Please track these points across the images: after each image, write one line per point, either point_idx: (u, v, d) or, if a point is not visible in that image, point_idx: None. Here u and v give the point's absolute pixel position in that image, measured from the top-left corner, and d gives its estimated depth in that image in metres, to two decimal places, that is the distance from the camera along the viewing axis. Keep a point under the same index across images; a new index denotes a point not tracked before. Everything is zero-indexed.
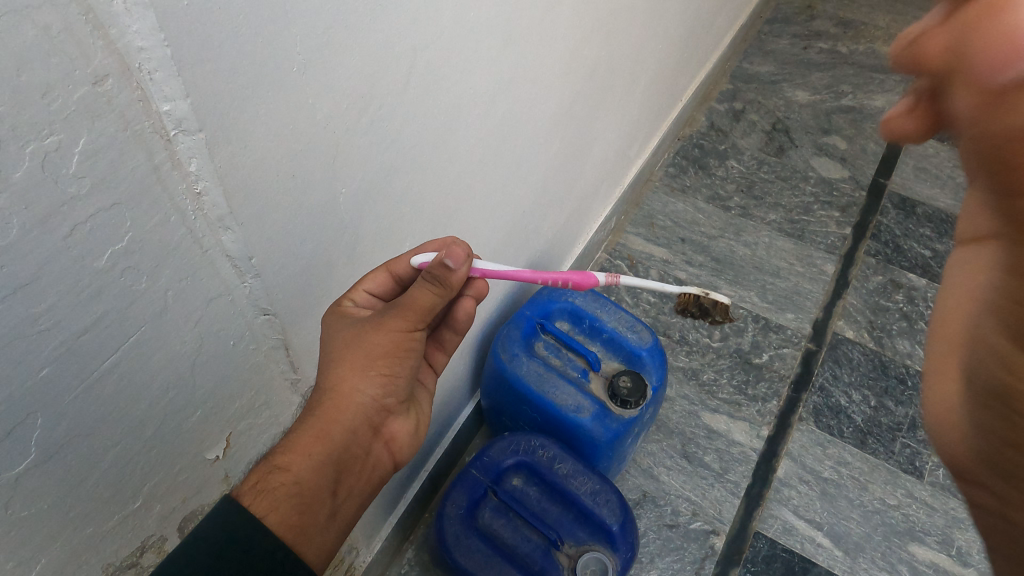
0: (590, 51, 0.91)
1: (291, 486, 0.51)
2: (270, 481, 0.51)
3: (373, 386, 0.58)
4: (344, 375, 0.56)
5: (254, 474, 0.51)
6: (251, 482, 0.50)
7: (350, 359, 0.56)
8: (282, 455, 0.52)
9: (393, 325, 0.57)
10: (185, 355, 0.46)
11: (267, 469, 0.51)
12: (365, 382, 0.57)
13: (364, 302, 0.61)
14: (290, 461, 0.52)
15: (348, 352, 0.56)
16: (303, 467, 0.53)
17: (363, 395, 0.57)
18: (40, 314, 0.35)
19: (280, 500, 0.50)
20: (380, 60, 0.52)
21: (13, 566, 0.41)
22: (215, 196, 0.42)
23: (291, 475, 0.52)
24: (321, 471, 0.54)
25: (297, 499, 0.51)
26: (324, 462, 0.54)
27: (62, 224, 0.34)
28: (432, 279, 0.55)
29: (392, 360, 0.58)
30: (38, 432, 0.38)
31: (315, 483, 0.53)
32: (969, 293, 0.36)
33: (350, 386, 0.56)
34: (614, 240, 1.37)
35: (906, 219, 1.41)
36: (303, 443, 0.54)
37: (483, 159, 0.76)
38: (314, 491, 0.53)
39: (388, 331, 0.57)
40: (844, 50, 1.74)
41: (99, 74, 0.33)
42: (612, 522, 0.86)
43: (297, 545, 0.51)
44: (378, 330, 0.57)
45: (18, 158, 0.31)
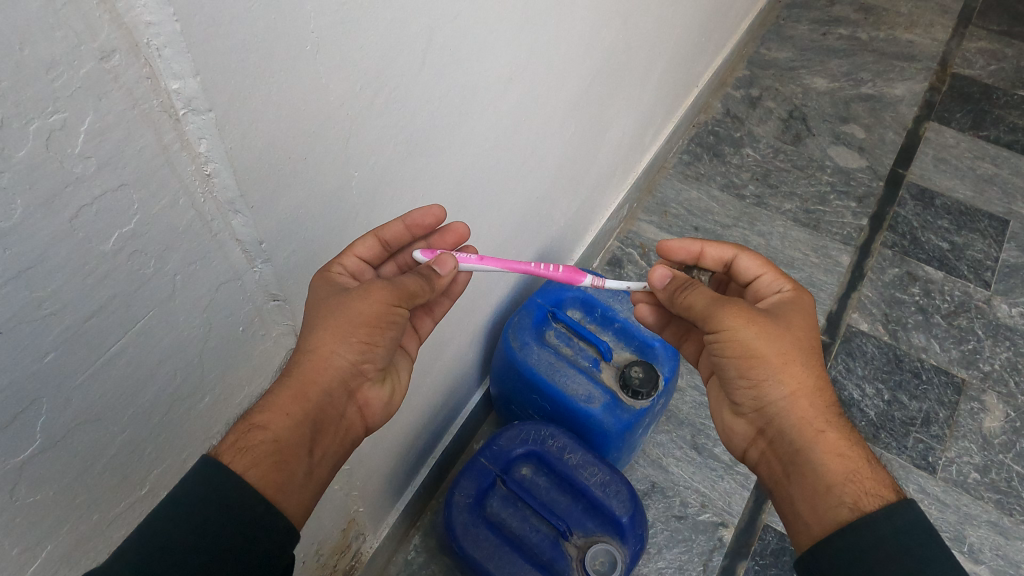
0: (607, 35, 0.89)
1: (270, 443, 0.49)
2: (249, 439, 0.49)
3: (352, 350, 0.54)
4: (324, 336, 0.53)
5: (232, 432, 0.49)
6: (232, 440, 0.49)
7: (333, 322, 0.53)
8: (259, 413, 0.50)
9: (381, 295, 0.54)
10: (193, 342, 0.45)
11: (245, 427, 0.49)
12: (346, 347, 0.54)
13: (351, 270, 0.57)
14: (267, 420, 0.50)
15: (332, 315, 0.53)
16: (282, 426, 0.51)
17: (342, 360, 0.54)
18: (43, 298, 0.34)
19: (260, 458, 0.49)
20: (396, 40, 0.50)
21: (19, 553, 0.41)
22: (225, 178, 0.41)
23: (270, 433, 0.50)
24: (299, 431, 0.52)
25: (275, 457, 0.49)
26: (302, 421, 0.52)
27: (67, 206, 0.33)
28: (422, 274, 0.57)
29: (374, 330, 0.54)
30: (43, 419, 0.37)
31: (295, 441, 0.51)
32: (769, 339, 0.60)
33: (329, 349, 0.53)
34: (627, 227, 1.35)
35: (924, 210, 1.38)
36: (281, 402, 0.51)
37: (497, 145, 0.74)
38: (293, 451, 0.51)
39: (375, 300, 0.54)
40: (865, 36, 1.71)
41: (106, 50, 0.31)
42: (621, 514, 0.85)
43: (276, 500, 0.49)
44: (364, 298, 0.53)
45: (22, 136, 0.29)
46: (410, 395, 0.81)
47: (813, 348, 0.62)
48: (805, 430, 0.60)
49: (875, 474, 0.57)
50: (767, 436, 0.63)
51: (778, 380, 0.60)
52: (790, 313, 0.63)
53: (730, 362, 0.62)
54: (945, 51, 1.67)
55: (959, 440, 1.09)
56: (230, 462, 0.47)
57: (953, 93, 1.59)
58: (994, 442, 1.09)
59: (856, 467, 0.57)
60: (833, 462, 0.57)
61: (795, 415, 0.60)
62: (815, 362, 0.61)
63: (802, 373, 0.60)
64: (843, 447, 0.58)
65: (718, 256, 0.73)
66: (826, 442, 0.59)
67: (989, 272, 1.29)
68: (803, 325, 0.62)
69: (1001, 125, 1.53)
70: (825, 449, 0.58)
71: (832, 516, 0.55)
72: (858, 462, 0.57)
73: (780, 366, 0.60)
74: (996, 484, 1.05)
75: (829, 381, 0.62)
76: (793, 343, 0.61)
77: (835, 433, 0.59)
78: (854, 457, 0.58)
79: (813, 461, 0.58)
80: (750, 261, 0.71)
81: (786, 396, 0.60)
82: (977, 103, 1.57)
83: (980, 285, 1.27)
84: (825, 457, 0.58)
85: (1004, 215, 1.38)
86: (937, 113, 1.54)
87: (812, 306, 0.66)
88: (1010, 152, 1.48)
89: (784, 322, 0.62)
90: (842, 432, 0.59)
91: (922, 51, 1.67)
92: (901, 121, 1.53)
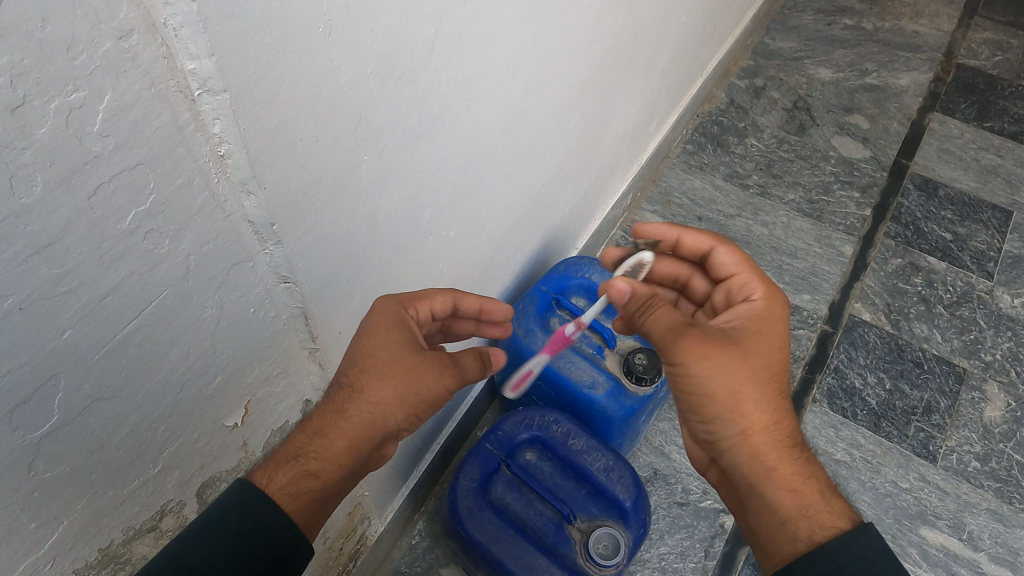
0: (614, 22, 0.89)
1: (316, 491, 0.55)
2: (301, 485, 0.54)
3: (405, 417, 0.59)
4: (389, 401, 0.58)
5: (284, 475, 0.53)
6: (283, 483, 0.53)
7: (403, 388, 0.58)
8: (314, 461, 0.55)
9: (447, 382, 0.61)
10: (206, 322, 0.46)
11: (299, 472, 0.54)
12: (402, 414, 0.59)
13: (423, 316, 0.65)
14: (319, 468, 0.55)
15: (405, 381, 0.59)
16: (331, 474, 0.56)
17: (393, 424, 0.59)
18: (62, 274, 0.34)
19: (306, 503, 0.54)
20: (406, 24, 0.50)
21: (37, 528, 0.42)
22: (238, 159, 0.41)
23: (320, 481, 0.55)
24: (341, 479, 0.57)
25: (317, 503, 0.55)
26: (347, 472, 0.57)
27: (86, 183, 0.33)
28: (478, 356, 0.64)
29: (427, 408, 0.61)
30: (60, 395, 0.38)
31: (335, 487, 0.56)
32: (724, 375, 0.59)
33: (390, 412, 0.58)
34: (630, 217, 1.36)
35: (927, 201, 1.38)
36: (335, 453, 0.56)
37: (503, 132, 0.75)
38: (330, 496, 0.56)
39: (441, 383, 0.60)
40: (870, 26, 1.70)
41: (124, 29, 0.31)
42: (626, 498, 0.86)
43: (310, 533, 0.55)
44: (434, 379, 0.60)
45: (43, 113, 0.30)
46: None
47: (768, 375, 0.60)
48: (755, 466, 0.59)
49: (827, 506, 0.57)
50: (720, 467, 0.63)
51: (731, 419, 0.60)
52: (752, 339, 0.62)
53: (686, 395, 0.61)
54: (950, 41, 1.67)
55: (959, 430, 1.10)
56: (285, 504, 0.53)
57: (958, 84, 1.58)
58: (995, 431, 1.10)
59: (808, 502, 0.57)
60: (784, 499, 0.58)
61: (746, 452, 0.60)
62: (771, 393, 0.60)
63: (755, 409, 0.59)
64: (795, 481, 0.58)
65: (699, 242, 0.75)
66: (778, 478, 0.59)
67: (992, 263, 1.30)
68: (761, 354, 0.61)
69: (1006, 116, 1.53)
70: (776, 486, 0.58)
71: (783, 554, 0.56)
72: (811, 495, 0.58)
73: (733, 404, 0.59)
74: (996, 472, 1.06)
75: (785, 410, 0.61)
76: (747, 380, 0.59)
77: (786, 469, 0.59)
78: (805, 491, 0.58)
79: (764, 498, 0.59)
80: (728, 254, 0.73)
81: (737, 434, 0.60)
82: (981, 94, 1.57)
83: (983, 276, 1.28)
84: (777, 493, 0.58)
85: (1008, 206, 1.38)
86: (942, 104, 1.54)
87: (782, 329, 0.64)
88: (1014, 143, 1.48)
89: (743, 357, 0.60)
90: (794, 465, 0.59)
91: (927, 41, 1.66)
92: (905, 111, 1.53)
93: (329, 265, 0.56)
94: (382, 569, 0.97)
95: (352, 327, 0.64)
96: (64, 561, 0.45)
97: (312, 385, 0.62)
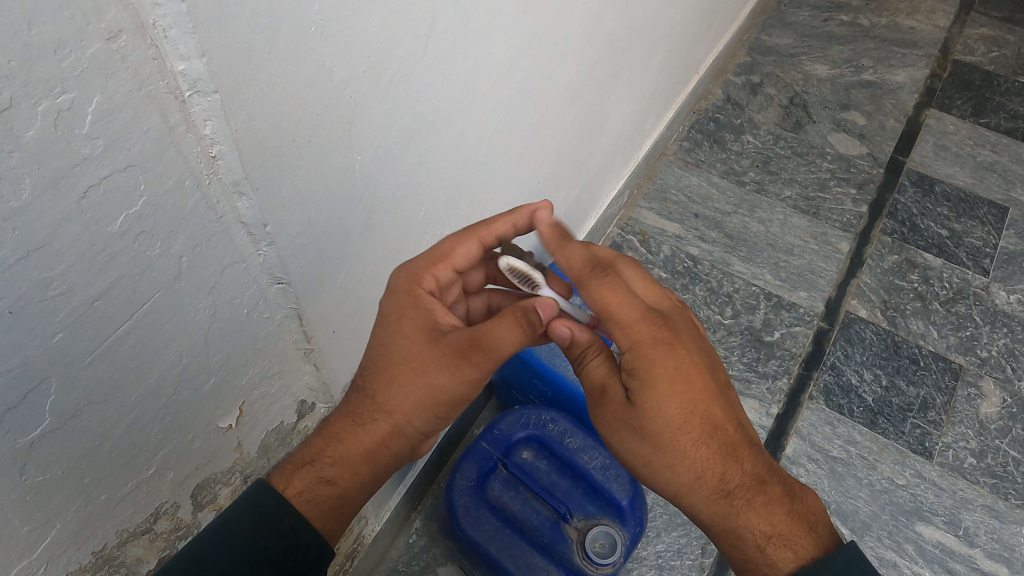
0: (610, 19, 0.89)
1: (335, 499, 0.55)
2: (318, 493, 0.54)
3: (426, 420, 0.57)
4: (405, 408, 0.56)
5: (301, 483, 0.53)
6: (301, 491, 0.53)
7: (416, 393, 0.55)
8: (330, 467, 0.55)
9: (469, 377, 0.55)
10: (199, 323, 0.45)
11: (316, 480, 0.54)
12: (421, 418, 0.57)
13: (447, 274, 0.60)
14: (336, 476, 0.55)
15: (418, 384, 0.55)
16: (348, 482, 0.55)
17: (413, 427, 0.57)
18: (52, 277, 0.34)
19: (325, 512, 0.54)
20: (398, 24, 0.50)
21: (28, 533, 0.41)
22: (230, 160, 0.41)
23: (337, 489, 0.55)
24: (361, 487, 0.57)
25: (336, 510, 0.55)
26: (366, 480, 0.57)
27: (75, 186, 0.33)
28: (516, 321, 0.54)
29: (451, 406, 0.57)
30: (51, 399, 0.37)
31: (355, 495, 0.56)
32: (631, 446, 0.56)
33: (406, 419, 0.57)
34: (627, 215, 1.35)
35: (924, 197, 1.38)
36: (351, 462, 0.56)
37: (499, 130, 0.75)
38: (350, 502, 0.56)
39: (459, 378, 0.55)
40: (866, 22, 1.70)
41: (113, 30, 0.31)
42: (621, 497, 0.86)
43: (332, 539, 0.55)
44: (451, 375, 0.55)
45: (31, 116, 0.30)
46: None
47: (669, 434, 0.54)
48: (698, 518, 0.58)
49: (767, 558, 0.55)
50: None
51: (657, 482, 0.58)
52: (639, 400, 0.54)
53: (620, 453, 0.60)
54: (946, 37, 1.67)
55: (955, 426, 1.10)
56: (304, 512, 0.52)
57: (954, 80, 1.58)
58: (990, 428, 1.10)
59: (748, 554, 0.55)
60: (729, 548, 0.57)
61: (686, 506, 0.58)
62: (678, 453, 0.55)
63: (671, 472, 0.56)
64: (733, 534, 0.56)
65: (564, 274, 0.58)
66: (717, 530, 0.57)
67: (988, 259, 1.30)
68: (653, 416, 0.54)
69: (1002, 112, 1.53)
70: (720, 537, 0.57)
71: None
72: (750, 548, 0.55)
73: (650, 472, 0.57)
74: (992, 469, 1.06)
75: (705, 461, 0.55)
76: (650, 447, 0.55)
77: (724, 521, 0.56)
78: (745, 544, 0.56)
79: (717, 541, 0.59)
80: (591, 300, 0.56)
81: (670, 492, 0.58)
82: (977, 90, 1.57)
83: (979, 272, 1.28)
84: (723, 543, 0.57)
85: (1003, 202, 1.39)
86: (938, 100, 1.54)
87: (672, 372, 0.54)
88: (1010, 139, 1.49)
89: (639, 424, 0.55)
90: (731, 516, 0.56)
91: (923, 37, 1.66)
92: (901, 108, 1.52)
93: (327, 267, 0.56)
94: (379, 567, 0.97)
95: (347, 326, 0.64)
96: (58, 565, 0.45)
97: (306, 386, 0.62)
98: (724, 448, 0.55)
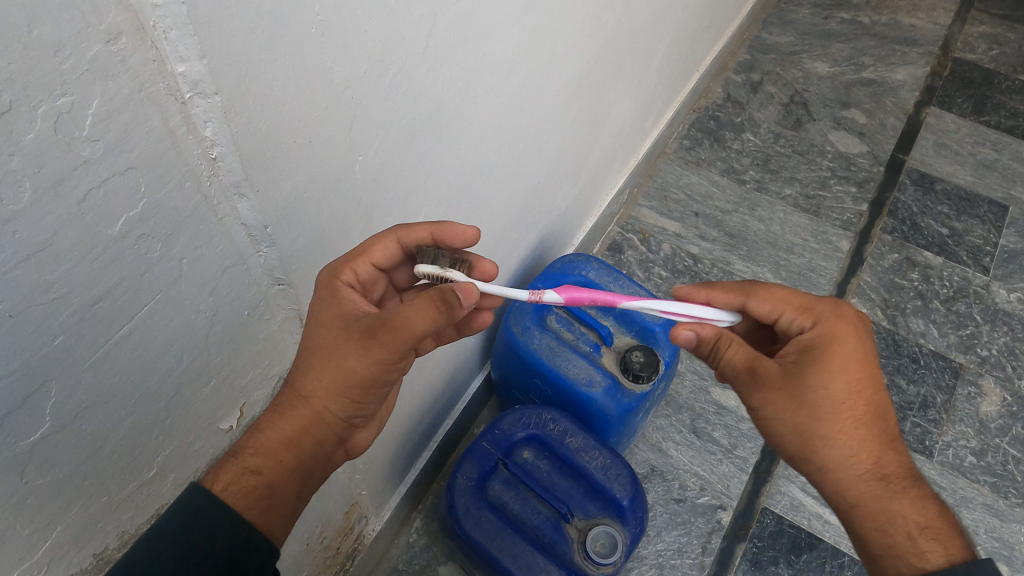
0: (610, 18, 0.88)
1: (262, 488, 0.51)
2: (244, 482, 0.50)
3: (344, 405, 0.54)
4: (319, 392, 0.53)
5: (227, 473, 0.49)
6: (227, 479, 0.49)
7: (329, 376, 0.53)
8: (252, 456, 0.51)
9: (379, 357, 0.52)
10: (199, 325, 0.45)
11: (239, 470, 0.50)
12: (338, 403, 0.54)
13: (366, 271, 0.57)
14: (261, 464, 0.51)
15: (330, 366, 0.53)
16: (274, 471, 0.52)
17: (331, 413, 0.54)
18: (52, 281, 0.34)
19: (254, 501, 0.50)
20: (398, 24, 0.50)
21: (28, 536, 0.41)
22: (231, 161, 0.41)
23: (264, 479, 0.51)
24: (288, 477, 0.53)
25: (265, 501, 0.51)
26: (292, 469, 0.53)
27: (75, 189, 0.33)
28: (431, 304, 0.50)
29: (368, 389, 0.54)
30: (51, 402, 0.37)
31: (283, 485, 0.53)
32: (782, 419, 0.54)
33: (322, 403, 0.54)
34: (627, 213, 1.35)
35: (924, 196, 1.38)
36: (273, 448, 0.52)
37: (500, 129, 0.74)
38: (281, 493, 0.53)
39: (370, 358, 0.52)
40: (866, 20, 1.70)
41: (113, 32, 0.31)
42: (622, 497, 0.86)
43: (269, 531, 0.51)
44: (362, 355, 0.52)
45: (30, 119, 0.29)
46: (412, 377, 0.82)
47: (837, 407, 0.53)
48: (839, 505, 0.55)
49: (921, 549, 0.52)
50: None
51: (803, 461, 0.55)
52: (810, 370, 0.54)
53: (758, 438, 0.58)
54: (947, 35, 1.66)
55: (956, 425, 1.10)
56: (232, 503, 0.48)
57: (955, 78, 1.58)
58: (991, 426, 1.10)
59: (899, 541, 0.53)
60: (874, 538, 0.54)
61: (829, 490, 0.55)
62: (843, 427, 0.53)
63: (829, 446, 0.54)
64: (883, 521, 0.53)
65: (723, 296, 0.62)
66: (864, 518, 0.54)
67: (989, 258, 1.30)
68: (826, 383, 0.53)
69: (1002, 110, 1.53)
70: (866, 524, 0.54)
71: None
72: (903, 535, 0.53)
73: (801, 448, 0.55)
74: (992, 467, 1.06)
75: (864, 440, 0.54)
76: (811, 417, 0.53)
77: (875, 504, 0.54)
78: (898, 531, 0.53)
79: (856, 534, 0.56)
80: (760, 304, 0.60)
81: (816, 472, 0.55)
82: (978, 88, 1.57)
83: (979, 271, 1.28)
84: (868, 531, 0.54)
85: (1004, 200, 1.38)
86: (938, 98, 1.54)
87: (850, 351, 0.55)
88: (1010, 138, 1.48)
89: (802, 393, 0.54)
90: (885, 500, 0.54)
91: (924, 35, 1.66)
92: (902, 106, 1.52)
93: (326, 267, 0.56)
94: (379, 567, 0.97)
95: None
96: (59, 566, 0.45)
97: None
98: (883, 432, 0.55)
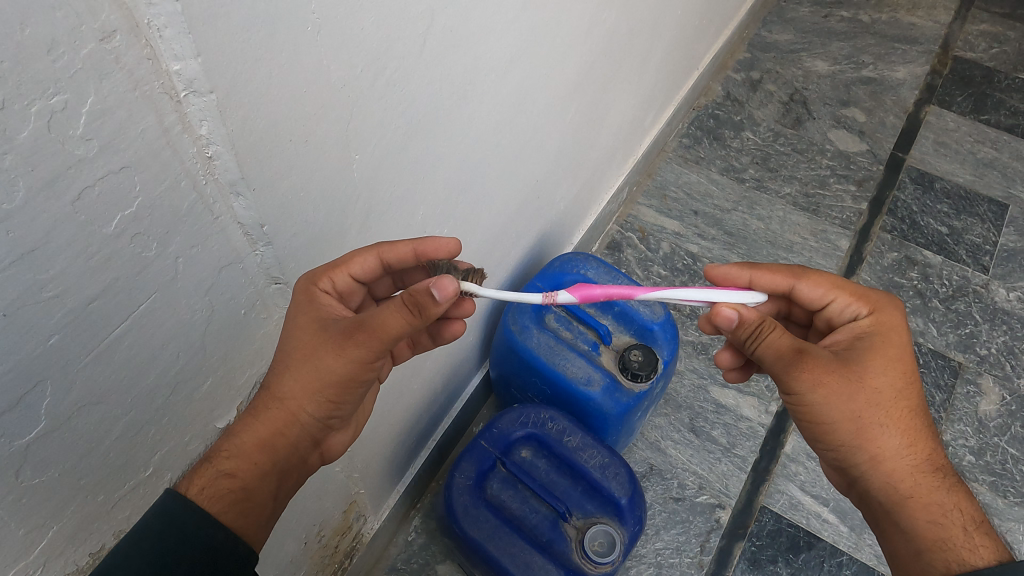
0: (609, 16, 0.88)
1: (237, 491, 0.51)
2: (218, 486, 0.50)
3: (319, 406, 0.54)
4: (295, 393, 0.53)
5: (201, 476, 0.49)
6: (201, 483, 0.49)
7: (305, 377, 0.53)
8: (225, 459, 0.51)
9: (356, 356, 0.53)
10: (195, 324, 0.45)
11: (214, 473, 0.50)
12: (313, 404, 0.54)
13: (344, 281, 0.56)
14: (235, 467, 0.51)
15: (306, 368, 0.52)
16: (249, 474, 0.52)
17: (306, 415, 0.54)
18: (48, 280, 0.34)
19: (230, 504, 0.50)
20: (395, 22, 0.50)
21: (24, 536, 0.41)
22: (226, 160, 0.41)
23: (239, 481, 0.51)
24: (262, 479, 0.53)
25: (242, 504, 0.51)
26: (266, 471, 0.53)
27: (69, 187, 0.32)
28: (404, 305, 0.50)
29: (344, 389, 0.54)
30: (47, 401, 0.37)
31: (259, 488, 0.53)
32: (843, 404, 0.57)
33: (298, 404, 0.54)
34: (626, 212, 1.35)
35: (924, 194, 1.38)
36: (247, 451, 0.52)
37: (498, 127, 0.74)
38: (256, 495, 0.52)
39: (346, 358, 0.53)
40: (866, 18, 1.69)
41: (107, 30, 0.31)
42: (621, 496, 0.87)
43: (246, 535, 0.51)
44: (339, 355, 0.52)
45: (23, 117, 0.29)
46: (410, 376, 0.81)
47: (895, 396, 0.58)
48: (890, 493, 0.59)
49: (968, 540, 0.56)
50: (856, 491, 0.63)
51: (858, 448, 0.59)
52: (870, 359, 0.58)
53: (808, 428, 0.60)
54: (947, 33, 1.66)
55: (955, 423, 1.10)
56: (208, 508, 0.48)
57: (955, 77, 1.58)
58: (990, 425, 1.10)
59: (949, 529, 0.57)
60: (923, 526, 0.57)
61: (881, 478, 0.59)
62: (900, 417, 0.58)
63: (884, 435, 0.58)
64: (934, 509, 0.58)
65: (772, 283, 0.68)
66: (915, 505, 0.58)
67: (988, 257, 1.30)
68: (883, 375, 0.58)
69: (1002, 109, 1.53)
70: (914, 512, 0.58)
71: None
72: (951, 523, 0.57)
73: (859, 435, 0.58)
74: (991, 466, 1.06)
75: (915, 430, 0.59)
76: (871, 405, 0.57)
77: (925, 494, 0.58)
78: (947, 519, 0.57)
79: (901, 524, 0.59)
80: (811, 289, 0.66)
81: (869, 461, 0.59)
82: (978, 86, 1.56)
83: (979, 270, 1.28)
84: (916, 520, 0.58)
85: (1004, 199, 1.38)
86: (938, 96, 1.54)
87: (903, 345, 0.60)
88: (1011, 136, 1.48)
89: (863, 378, 0.57)
90: (935, 492, 0.58)
91: (924, 33, 1.66)
92: (902, 104, 1.52)
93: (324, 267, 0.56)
94: (377, 565, 0.97)
95: None
96: (55, 566, 0.44)
97: None
98: (930, 426, 0.60)
